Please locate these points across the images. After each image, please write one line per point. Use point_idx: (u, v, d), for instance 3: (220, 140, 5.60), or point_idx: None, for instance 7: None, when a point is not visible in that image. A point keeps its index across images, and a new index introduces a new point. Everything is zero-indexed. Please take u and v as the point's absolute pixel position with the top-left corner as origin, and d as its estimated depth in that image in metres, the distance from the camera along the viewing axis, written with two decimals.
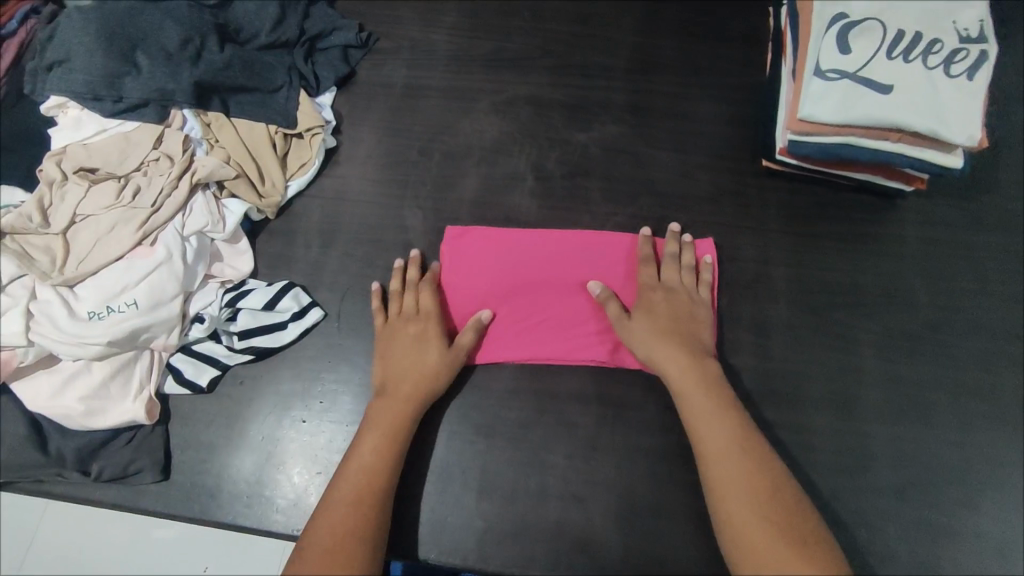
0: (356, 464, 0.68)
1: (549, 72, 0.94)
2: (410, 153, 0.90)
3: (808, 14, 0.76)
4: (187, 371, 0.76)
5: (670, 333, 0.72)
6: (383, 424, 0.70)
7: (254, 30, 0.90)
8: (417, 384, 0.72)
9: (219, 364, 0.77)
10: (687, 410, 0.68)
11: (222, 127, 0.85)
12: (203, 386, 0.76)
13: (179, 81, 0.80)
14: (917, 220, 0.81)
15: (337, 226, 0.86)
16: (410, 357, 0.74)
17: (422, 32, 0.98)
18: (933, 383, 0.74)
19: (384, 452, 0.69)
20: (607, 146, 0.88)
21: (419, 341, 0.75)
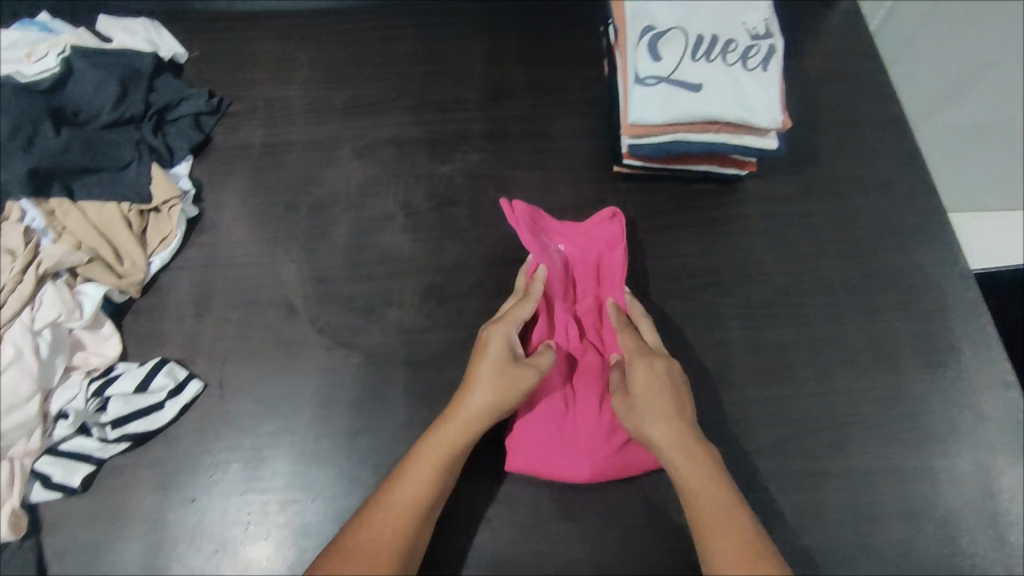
0: (438, 448, 0.67)
1: (407, 112, 0.97)
2: (277, 209, 0.90)
3: (623, 29, 0.83)
4: (56, 474, 0.71)
5: (676, 425, 0.67)
6: (442, 447, 0.67)
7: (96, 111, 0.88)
8: (495, 395, 0.67)
9: (93, 459, 0.72)
10: (662, 450, 0.66)
11: (68, 211, 0.81)
12: (77, 487, 0.71)
13: (12, 172, 0.77)
14: (755, 199, 0.89)
15: (209, 294, 0.84)
16: (515, 366, 0.69)
17: (275, 90, 1.00)
18: (792, 344, 0.80)
19: (455, 446, 0.67)
20: (470, 174, 0.91)
21: (507, 380, 0.68)
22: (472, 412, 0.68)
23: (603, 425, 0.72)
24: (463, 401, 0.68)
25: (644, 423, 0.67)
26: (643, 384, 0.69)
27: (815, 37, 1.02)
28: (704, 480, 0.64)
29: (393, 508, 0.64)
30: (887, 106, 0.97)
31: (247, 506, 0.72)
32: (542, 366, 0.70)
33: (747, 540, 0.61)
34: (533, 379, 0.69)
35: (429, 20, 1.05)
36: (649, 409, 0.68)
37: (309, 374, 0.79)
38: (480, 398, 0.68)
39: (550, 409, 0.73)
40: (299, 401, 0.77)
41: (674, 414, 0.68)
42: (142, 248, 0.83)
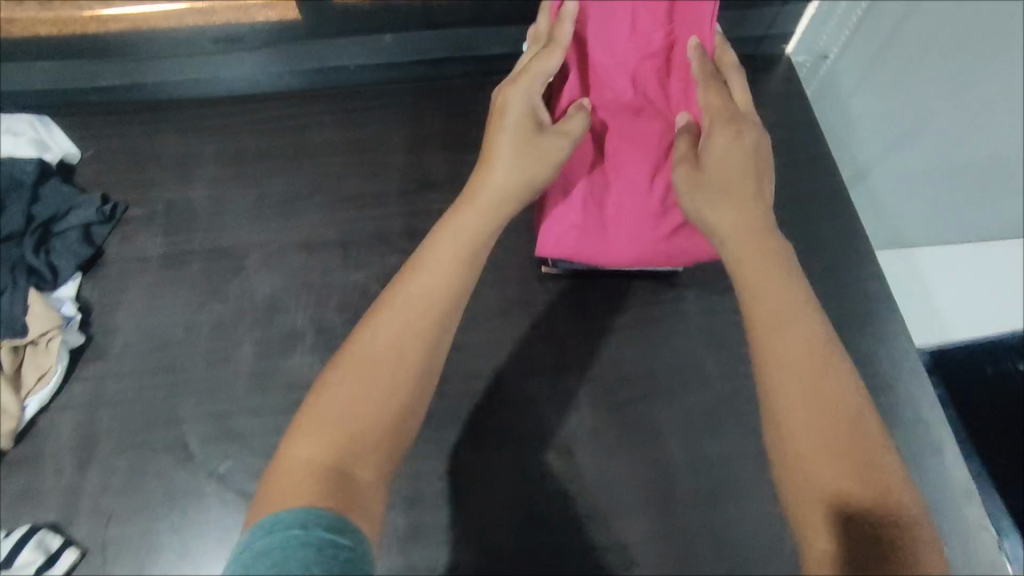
0: (464, 228, 0.59)
1: (320, 210, 0.90)
2: (174, 330, 0.81)
3: None
4: None
5: (809, 341, 0.51)
6: (456, 251, 0.58)
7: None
8: (519, 167, 0.62)
9: None
10: (764, 348, 0.52)
11: None
12: None
13: None
14: (695, 293, 0.82)
15: (93, 439, 0.75)
16: (539, 138, 0.63)
17: (178, 191, 0.92)
18: (736, 459, 0.74)
19: (476, 236, 0.59)
20: (388, 280, 0.84)
21: (535, 153, 0.62)
22: (503, 182, 0.62)
23: (646, 208, 0.69)
24: (498, 172, 0.62)
25: (756, 296, 0.54)
26: (735, 250, 0.57)
27: (753, 107, 0.98)
28: (806, 334, 0.52)
29: (414, 297, 0.54)
30: (830, 182, 0.92)
31: None
32: (570, 130, 0.64)
33: (827, 365, 0.51)
34: (563, 146, 0.63)
35: (346, 103, 0.98)
36: (723, 184, 0.59)
37: (207, 527, 0.72)
38: (504, 171, 0.62)
39: (581, 169, 0.70)
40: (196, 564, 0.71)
41: (794, 301, 0.54)
42: (14, 391, 0.74)
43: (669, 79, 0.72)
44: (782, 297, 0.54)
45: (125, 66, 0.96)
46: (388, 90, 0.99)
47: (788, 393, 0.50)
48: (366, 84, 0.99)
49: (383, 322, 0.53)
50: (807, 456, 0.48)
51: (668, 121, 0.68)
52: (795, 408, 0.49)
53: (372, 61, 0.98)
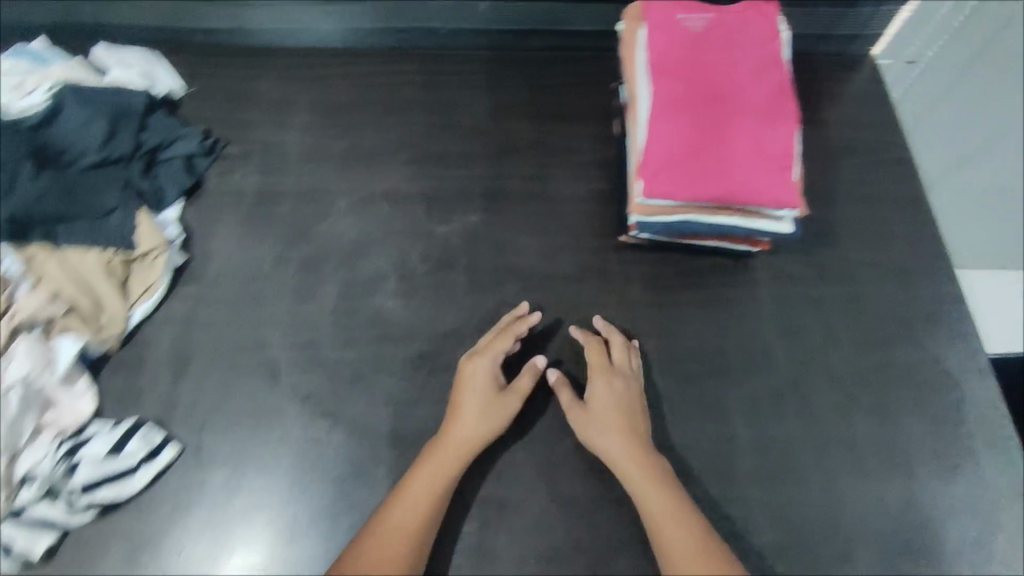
0: (436, 471, 0.69)
1: (405, 166, 0.94)
2: (264, 263, 0.85)
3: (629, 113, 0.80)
4: (19, 540, 0.69)
5: (676, 509, 0.67)
6: (432, 473, 0.69)
7: (80, 150, 0.84)
8: (480, 421, 0.72)
9: (59, 526, 0.71)
10: (648, 511, 0.68)
11: (49, 259, 0.78)
12: (39, 556, 0.70)
13: None
14: (765, 279, 0.85)
15: (188, 353, 0.80)
16: (503, 396, 0.74)
17: (273, 133, 0.96)
18: (799, 439, 0.76)
19: (447, 471, 0.69)
20: (470, 236, 0.88)
21: (495, 408, 0.73)
22: (462, 437, 0.71)
23: (747, 161, 0.72)
24: (455, 434, 0.71)
25: (644, 496, 0.68)
26: (627, 441, 0.71)
27: (837, 104, 0.99)
28: (674, 520, 0.66)
29: (401, 529, 0.66)
30: (909, 184, 0.93)
31: None
32: (525, 386, 0.74)
33: (694, 542, 0.65)
34: (512, 399, 0.73)
35: (432, 68, 1.02)
36: (606, 423, 0.72)
37: (286, 449, 0.75)
38: (464, 430, 0.71)
39: (681, 143, 0.73)
40: (277, 477, 0.75)
41: (663, 479, 0.69)
42: (123, 299, 0.80)
43: (738, 79, 0.76)
44: (660, 476, 0.69)
45: (231, 12, 1.00)
46: (474, 59, 1.03)
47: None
48: (452, 52, 1.03)
49: (374, 537, 0.66)
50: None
51: (738, 94, 0.75)
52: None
53: (461, 27, 1.01)
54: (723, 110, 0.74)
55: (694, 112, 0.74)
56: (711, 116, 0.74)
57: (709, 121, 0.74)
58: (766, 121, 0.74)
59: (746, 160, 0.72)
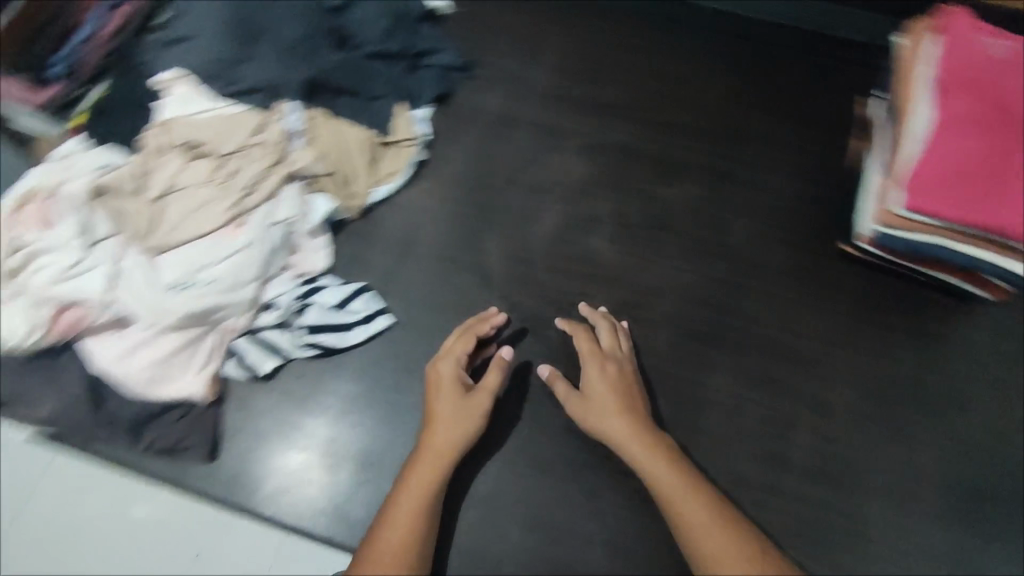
0: (421, 472, 0.67)
1: (639, 125, 0.97)
2: (495, 181, 0.92)
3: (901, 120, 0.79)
4: (250, 357, 0.76)
5: (687, 477, 0.67)
6: (426, 466, 0.68)
7: (365, 43, 0.93)
8: (458, 420, 0.70)
9: (282, 354, 0.77)
10: (665, 496, 0.66)
11: (323, 123, 0.85)
12: (263, 375, 0.77)
13: (292, 77, 0.83)
14: (989, 328, 0.81)
15: (416, 240, 0.87)
16: (468, 397, 0.72)
17: (521, 66, 1.02)
18: (988, 492, 0.75)
19: (440, 460, 0.68)
20: (687, 206, 0.91)
21: (461, 409, 0.71)
22: (445, 439, 0.69)
23: None
24: (439, 433, 0.70)
25: (657, 479, 0.67)
26: (620, 423, 0.70)
27: None
28: (690, 499, 0.65)
29: (399, 525, 0.64)
30: None
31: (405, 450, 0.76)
32: (491, 386, 0.73)
33: (686, 489, 0.66)
34: (478, 403, 0.71)
35: (683, 35, 1.02)
36: (603, 408, 0.72)
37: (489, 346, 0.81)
38: (443, 423, 0.70)
39: (963, 160, 0.71)
40: (475, 369, 0.79)
41: (671, 457, 0.69)
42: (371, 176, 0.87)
43: None
44: (667, 454, 0.69)
45: None
46: (727, 37, 1.02)
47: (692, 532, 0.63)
48: (707, 25, 1.03)
49: (381, 526, 0.64)
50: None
51: None
52: (717, 552, 0.61)
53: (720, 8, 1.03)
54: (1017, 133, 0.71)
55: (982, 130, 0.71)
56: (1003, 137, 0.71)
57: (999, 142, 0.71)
58: None
59: None
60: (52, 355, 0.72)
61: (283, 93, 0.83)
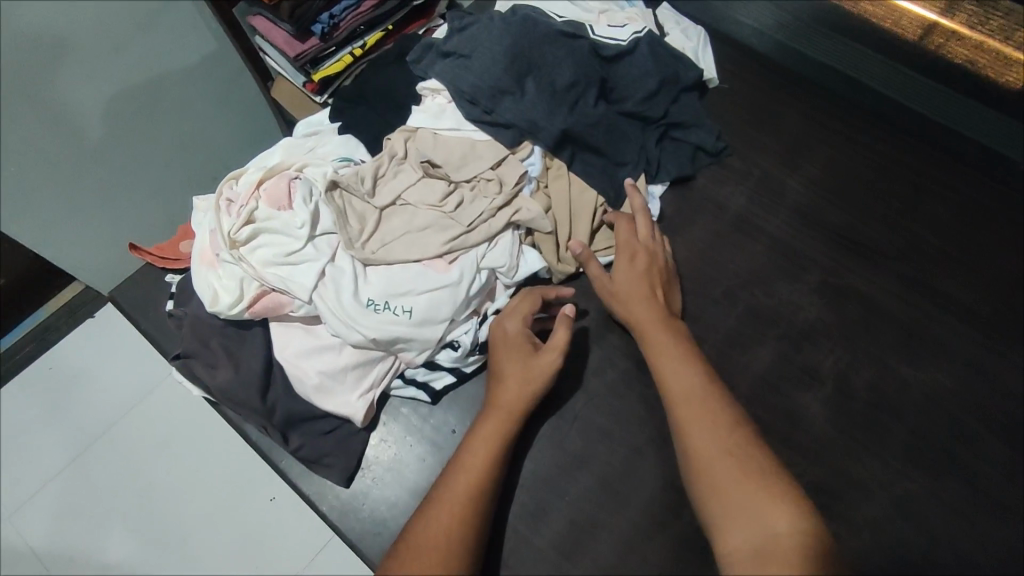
0: (491, 426, 0.67)
1: (898, 280, 0.83)
2: (714, 291, 0.82)
3: None
4: (424, 373, 0.74)
5: (695, 375, 0.66)
6: (496, 421, 0.67)
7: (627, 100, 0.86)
8: (524, 373, 0.69)
9: (456, 373, 0.75)
10: (667, 388, 0.66)
11: (559, 178, 0.81)
12: (433, 391, 0.75)
13: (550, 122, 0.79)
14: None
15: (611, 327, 0.80)
16: (532, 354, 0.70)
17: (778, 169, 0.90)
18: None
19: (513, 412, 0.68)
20: (930, 398, 0.77)
21: (524, 363, 0.70)
22: (510, 392, 0.69)
23: None
24: (509, 381, 0.69)
25: (661, 370, 0.67)
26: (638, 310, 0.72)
27: None
28: (687, 388, 0.65)
29: (474, 463, 0.65)
30: None
31: (537, 556, 0.70)
32: (557, 341, 0.70)
33: (692, 392, 0.64)
34: (544, 358, 0.70)
35: (976, 194, 0.88)
36: (629, 294, 0.73)
37: (654, 475, 0.73)
38: (511, 370, 0.69)
39: None
40: (634, 496, 0.72)
41: (682, 353, 0.68)
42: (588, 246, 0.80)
43: None
44: (675, 348, 0.68)
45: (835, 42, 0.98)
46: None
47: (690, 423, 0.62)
48: (1008, 192, 0.88)
49: (451, 470, 0.65)
50: (712, 471, 0.59)
51: None
52: (704, 444, 0.61)
53: None
54: None
55: None
56: None
57: None
58: None
59: None
60: (243, 326, 0.73)
61: (536, 141, 0.80)
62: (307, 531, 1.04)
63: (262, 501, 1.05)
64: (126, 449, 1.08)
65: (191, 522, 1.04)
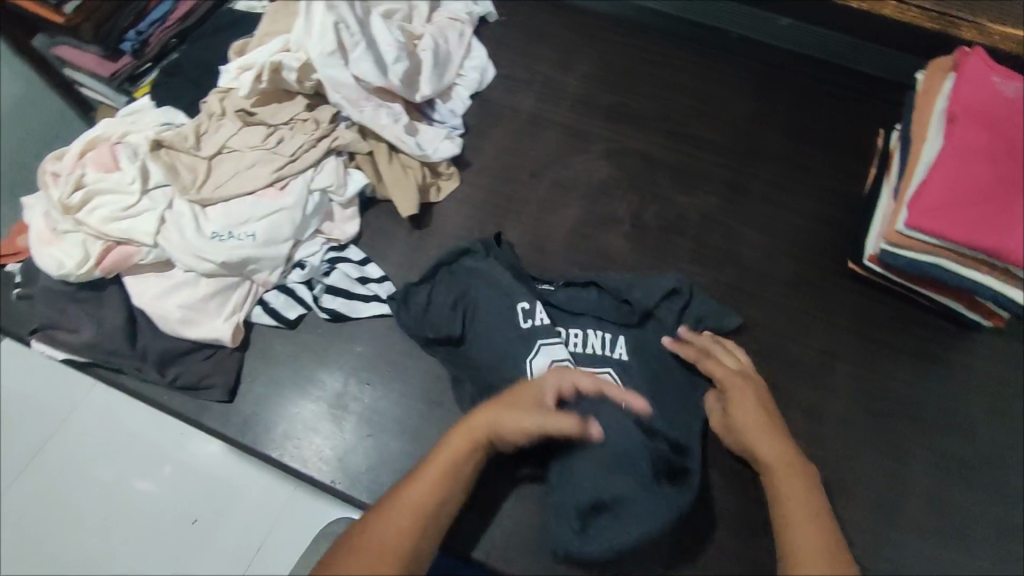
0: (465, 446, 0.65)
1: (664, 136, 1.00)
2: (521, 174, 0.96)
3: (916, 151, 0.83)
4: (276, 304, 0.82)
5: (811, 497, 0.64)
6: (467, 444, 0.65)
7: (464, 222, 0.91)
8: (515, 413, 0.65)
9: (307, 306, 0.83)
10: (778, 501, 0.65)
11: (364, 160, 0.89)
12: (288, 320, 0.82)
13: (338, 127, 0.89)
14: (986, 356, 0.83)
15: (439, 221, 0.92)
16: (533, 394, 0.67)
17: (557, 72, 1.06)
18: (979, 513, 0.75)
19: (484, 441, 0.66)
20: (704, 214, 0.94)
21: (528, 401, 0.66)
22: (496, 427, 0.65)
23: None
24: (479, 419, 0.66)
25: (775, 481, 0.66)
26: (760, 435, 0.68)
27: None
28: (805, 509, 0.63)
29: (431, 489, 0.63)
30: None
31: (408, 411, 0.77)
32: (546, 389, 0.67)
33: (814, 505, 0.63)
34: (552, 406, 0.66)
35: (708, 62, 1.06)
36: (751, 427, 0.69)
37: None
38: (508, 415, 0.65)
39: (969, 184, 0.74)
40: None
41: (790, 461, 0.66)
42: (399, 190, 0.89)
43: None
44: (783, 467, 0.66)
45: None
46: (757, 73, 1.05)
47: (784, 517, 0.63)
48: (735, 57, 1.07)
49: (406, 490, 0.63)
50: None
51: None
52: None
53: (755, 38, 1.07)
54: None
55: (982, 157, 0.75)
56: (993, 159, 0.74)
57: (988, 167, 0.74)
58: None
59: None
60: (95, 287, 0.78)
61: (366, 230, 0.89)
62: (244, 533, 1.01)
63: (186, 525, 1.02)
64: (26, 502, 1.05)
65: (103, 556, 1.01)
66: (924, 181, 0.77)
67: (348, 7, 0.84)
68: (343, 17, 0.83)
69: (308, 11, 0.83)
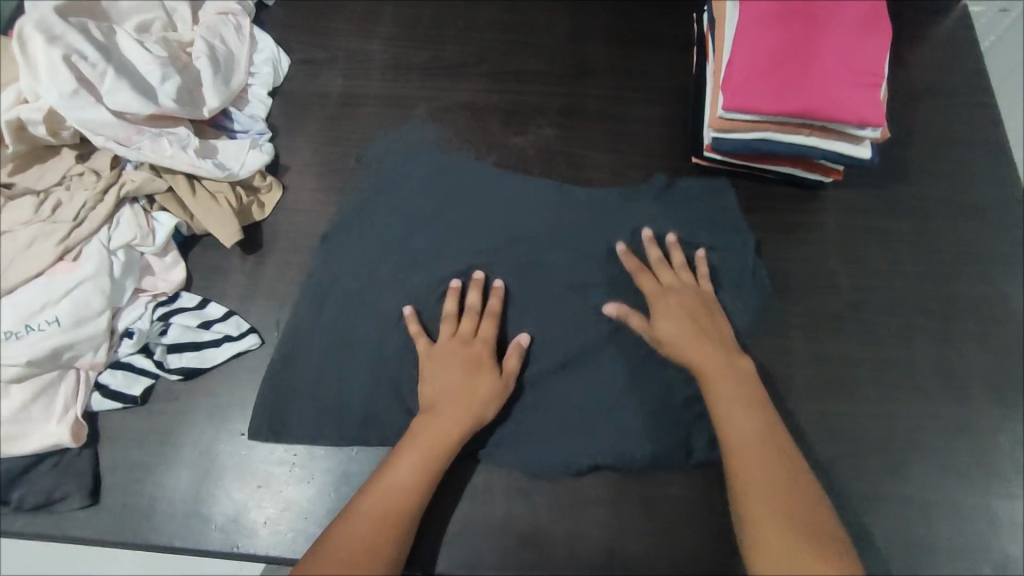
0: (428, 433, 0.68)
1: (485, 79, 0.95)
2: (347, 162, 0.89)
3: (718, 31, 0.81)
4: (114, 383, 0.73)
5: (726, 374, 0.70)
6: (422, 447, 0.67)
7: (302, 232, 0.85)
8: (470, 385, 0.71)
9: (151, 373, 0.75)
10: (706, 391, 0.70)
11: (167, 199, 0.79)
12: (135, 396, 0.74)
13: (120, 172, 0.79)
14: (834, 209, 0.86)
15: (273, 237, 0.85)
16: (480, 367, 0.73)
17: (356, 41, 0.97)
18: (858, 358, 0.79)
19: (438, 445, 0.68)
20: (544, 150, 0.90)
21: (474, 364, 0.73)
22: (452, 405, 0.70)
23: (843, 74, 0.73)
24: (441, 416, 0.69)
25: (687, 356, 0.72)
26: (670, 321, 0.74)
27: (933, 41, 0.95)
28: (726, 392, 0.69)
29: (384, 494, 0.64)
30: (993, 126, 0.90)
31: (293, 448, 0.74)
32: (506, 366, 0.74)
33: (738, 390, 0.69)
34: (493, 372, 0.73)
35: None
36: (668, 319, 0.74)
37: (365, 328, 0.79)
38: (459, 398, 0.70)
39: (767, 57, 0.73)
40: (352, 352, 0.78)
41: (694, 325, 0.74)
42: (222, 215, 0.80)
43: None
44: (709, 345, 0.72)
45: None
46: None
47: (746, 494, 0.62)
48: None
49: (360, 512, 0.63)
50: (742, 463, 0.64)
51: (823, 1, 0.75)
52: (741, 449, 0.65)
53: None
54: (810, 30, 0.75)
55: (773, 25, 0.74)
56: (783, 26, 0.74)
57: (780, 36, 0.74)
58: (849, 37, 0.74)
59: (831, 74, 0.72)
60: None
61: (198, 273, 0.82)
62: None
63: None
64: None
65: None
66: (729, 60, 0.75)
67: (76, 34, 0.73)
68: (73, 47, 0.72)
69: (28, 51, 0.71)
